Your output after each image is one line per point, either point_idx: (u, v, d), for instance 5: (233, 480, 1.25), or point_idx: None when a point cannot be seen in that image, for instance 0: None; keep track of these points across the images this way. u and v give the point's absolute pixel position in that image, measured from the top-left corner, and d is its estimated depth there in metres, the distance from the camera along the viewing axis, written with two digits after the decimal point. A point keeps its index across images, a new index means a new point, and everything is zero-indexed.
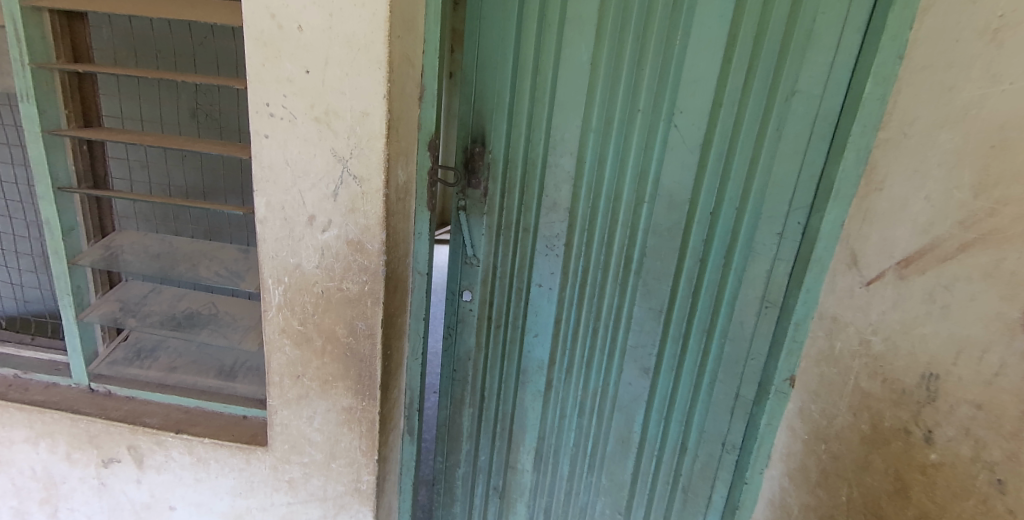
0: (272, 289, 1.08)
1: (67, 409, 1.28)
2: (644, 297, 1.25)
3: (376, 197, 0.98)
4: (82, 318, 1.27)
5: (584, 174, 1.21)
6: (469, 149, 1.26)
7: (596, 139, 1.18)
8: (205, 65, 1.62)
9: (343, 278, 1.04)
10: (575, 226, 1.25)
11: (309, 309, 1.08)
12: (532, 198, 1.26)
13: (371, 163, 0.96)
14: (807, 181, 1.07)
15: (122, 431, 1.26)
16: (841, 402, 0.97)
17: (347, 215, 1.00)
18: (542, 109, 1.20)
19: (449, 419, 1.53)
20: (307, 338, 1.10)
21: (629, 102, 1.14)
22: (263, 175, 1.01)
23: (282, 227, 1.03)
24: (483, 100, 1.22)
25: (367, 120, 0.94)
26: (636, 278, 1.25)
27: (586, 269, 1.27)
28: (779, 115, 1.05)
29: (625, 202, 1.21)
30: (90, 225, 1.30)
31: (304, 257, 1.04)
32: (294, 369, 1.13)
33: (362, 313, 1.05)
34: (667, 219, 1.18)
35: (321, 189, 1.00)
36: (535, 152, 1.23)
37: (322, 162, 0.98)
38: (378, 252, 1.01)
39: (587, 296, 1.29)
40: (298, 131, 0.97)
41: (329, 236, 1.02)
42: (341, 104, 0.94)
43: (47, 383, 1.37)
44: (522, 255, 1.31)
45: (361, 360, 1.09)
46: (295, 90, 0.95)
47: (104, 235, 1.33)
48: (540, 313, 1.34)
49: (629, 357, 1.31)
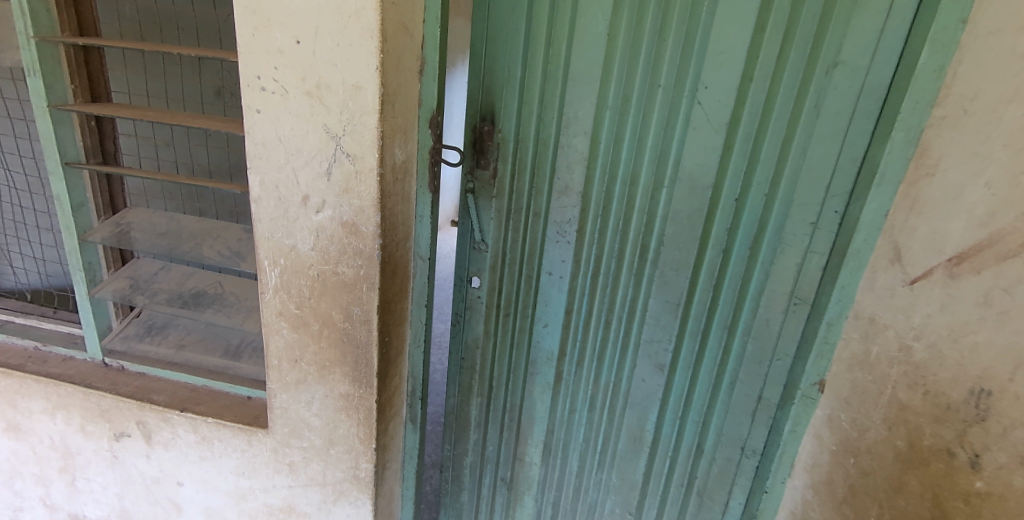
0: (268, 271, 1.05)
1: (80, 383, 1.30)
2: (661, 289, 1.17)
3: (370, 177, 0.92)
4: (93, 294, 1.28)
5: (599, 155, 1.13)
6: (477, 128, 1.19)
7: (613, 117, 1.09)
8: (208, 39, 1.60)
9: (338, 261, 1.00)
10: (589, 211, 1.17)
11: (305, 292, 1.04)
12: (544, 181, 1.19)
13: (364, 141, 0.91)
14: (848, 165, 0.95)
15: (130, 407, 1.26)
16: (874, 413, 0.87)
17: (341, 196, 0.95)
18: (556, 85, 1.11)
19: (457, 407, 1.49)
20: (304, 321, 1.06)
21: (650, 77, 1.04)
22: (256, 153, 0.97)
23: (276, 207, 1.00)
24: (493, 75, 1.15)
25: (360, 94, 0.88)
26: (653, 268, 1.16)
27: (599, 257, 1.20)
28: (817, 92, 0.94)
29: (643, 187, 1.12)
30: (101, 202, 1.32)
31: (299, 238, 1.00)
32: (292, 353, 1.10)
33: (357, 298, 1.01)
34: (689, 204, 1.09)
35: (314, 167, 0.95)
36: (548, 131, 1.15)
37: (315, 140, 0.93)
38: (373, 235, 0.96)
39: (600, 286, 1.22)
40: (290, 106, 0.92)
41: (323, 217, 0.98)
42: (333, 78, 0.89)
43: (65, 357, 1.40)
44: (532, 241, 1.24)
45: (358, 346, 1.05)
46: (286, 62, 0.90)
47: (115, 212, 1.35)
48: (550, 302, 1.28)
49: (643, 351, 1.23)
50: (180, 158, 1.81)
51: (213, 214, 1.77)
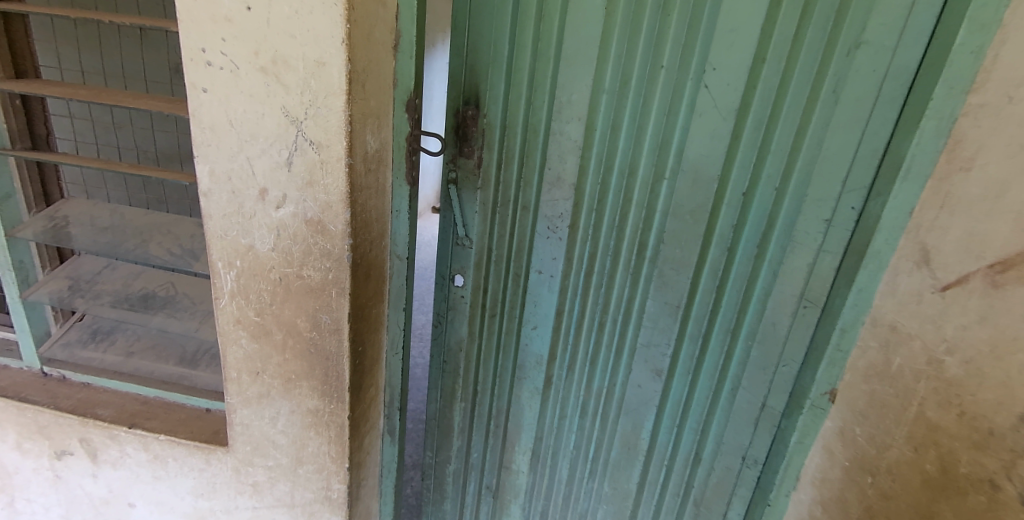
0: (223, 273, 0.93)
1: (14, 397, 1.15)
2: (659, 290, 1.08)
3: (337, 168, 0.81)
4: (26, 297, 1.13)
5: (594, 143, 1.03)
6: (460, 113, 1.08)
7: (610, 102, 0.99)
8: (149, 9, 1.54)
9: (302, 264, 0.88)
10: (582, 205, 1.08)
11: (266, 298, 0.92)
12: (533, 171, 1.08)
13: (330, 126, 0.79)
14: (867, 157, 0.86)
15: (72, 424, 1.13)
16: (896, 430, 0.78)
17: (305, 189, 0.83)
18: (547, 65, 1.01)
19: (439, 413, 1.40)
20: (266, 330, 0.95)
21: (651, 57, 0.94)
22: (203, 138, 0.84)
23: (229, 201, 0.87)
24: (478, 54, 1.03)
25: (323, 71, 0.77)
26: (652, 266, 1.08)
27: (593, 255, 1.10)
28: (836, 75, 0.85)
29: (642, 179, 1.02)
30: (31, 193, 1.17)
31: (257, 237, 0.88)
32: (252, 365, 0.98)
33: (326, 305, 0.90)
34: (693, 198, 1.00)
35: (273, 156, 0.83)
36: (537, 117, 1.05)
37: (272, 124, 0.81)
38: (343, 234, 0.85)
39: (594, 286, 1.13)
40: (243, 85, 0.80)
41: (284, 213, 0.86)
42: (291, 51, 0.77)
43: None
44: (520, 237, 1.14)
45: (328, 358, 0.94)
46: (236, 33, 0.77)
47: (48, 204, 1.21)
48: (540, 302, 1.18)
49: (639, 356, 1.15)
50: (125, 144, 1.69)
51: (166, 205, 1.63)
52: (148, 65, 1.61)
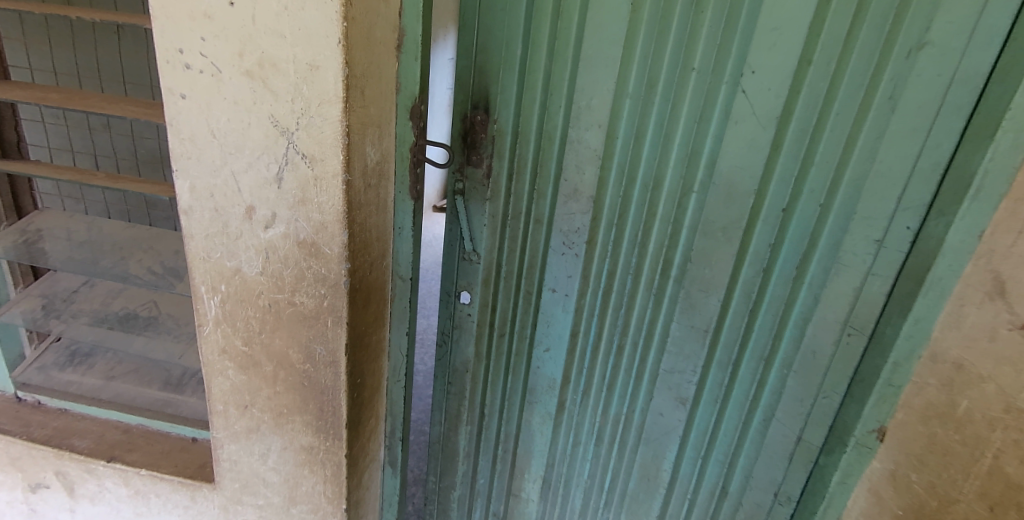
0: (206, 299, 0.83)
1: None
2: (686, 313, 0.99)
3: (334, 185, 0.72)
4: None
5: (615, 152, 0.93)
6: (468, 117, 0.99)
7: (634, 108, 0.90)
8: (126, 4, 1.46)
9: (294, 290, 0.79)
10: (601, 219, 0.98)
11: (254, 326, 0.83)
12: (547, 182, 0.99)
13: (325, 139, 0.70)
14: (926, 172, 0.78)
15: (49, 456, 1.04)
16: (964, 483, 0.70)
17: (296, 208, 0.74)
18: (564, 66, 0.91)
19: (443, 437, 1.31)
20: (255, 362, 0.85)
21: (682, 58, 0.85)
22: (182, 150, 0.74)
23: (212, 220, 0.77)
24: (489, 53, 0.94)
25: (317, 76, 0.68)
26: (677, 286, 0.98)
27: (612, 273, 1.01)
28: (893, 80, 0.76)
29: (668, 192, 0.93)
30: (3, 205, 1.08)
31: (244, 260, 0.79)
32: (240, 397, 0.89)
33: (320, 335, 0.81)
34: (726, 215, 0.91)
35: (260, 171, 0.73)
36: (553, 123, 0.95)
37: (260, 134, 0.72)
38: (339, 258, 0.76)
39: (612, 307, 1.04)
40: (226, 91, 0.70)
41: (273, 234, 0.77)
42: (280, 53, 0.68)
43: None
44: (532, 253, 1.05)
45: (322, 392, 0.84)
46: (219, 32, 0.68)
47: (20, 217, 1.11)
48: (553, 322, 1.09)
49: (661, 383, 1.06)
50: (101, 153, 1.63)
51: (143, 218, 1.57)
52: (125, 64, 1.51)
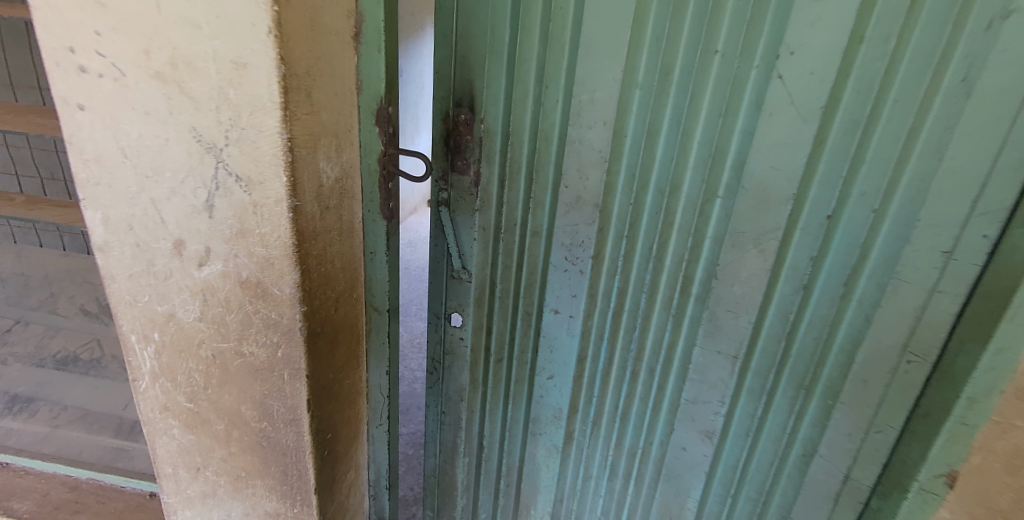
0: (138, 350, 0.68)
1: None
2: (711, 337, 0.85)
3: (277, 213, 0.58)
4: None
5: (623, 153, 0.79)
6: (450, 117, 0.84)
7: (645, 100, 0.75)
8: None
9: (241, 338, 0.65)
10: (608, 231, 0.84)
11: (198, 380, 0.69)
12: (544, 189, 0.84)
13: (262, 156, 0.56)
14: (1009, 170, 0.63)
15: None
16: None
17: (234, 241, 0.60)
18: (560, 53, 0.77)
19: (438, 469, 1.17)
20: (203, 420, 0.71)
21: (702, 38, 0.70)
22: (88, 175, 0.60)
23: (135, 257, 0.63)
24: (472, 40, 0.79)
25: (245, 77, 0.53)
26: (700, 306, 0.84)
27: (622, 293, 0.87)
28: (968, 57, 0.61)
29: (687, 198, 0.78)
30: None
31: (178, 304, 0.65)
32: (190, 459, 0.74)
33: (276, 390, 0.67)
34: (758, 223, 0.76)
35: (187, 197, 0.59)
36: (550, 120, 0.80)
37: (181, 152, 0.57)
38: (292, 300, 0.62)
39: (624, 330, 0.89)
40: (134, 99, 0.56)
41: (210, 273, 0.62)
42: (196, 48, 0.53)
43: None
44: (530, 270, 0.90)
45: (285, 454, 0.71)
46: (117, 25, 0.53)
47: None
48: (556, 348, 0.95)
49: (682, 414, 0.92)
50: (26, 173, 1.50)
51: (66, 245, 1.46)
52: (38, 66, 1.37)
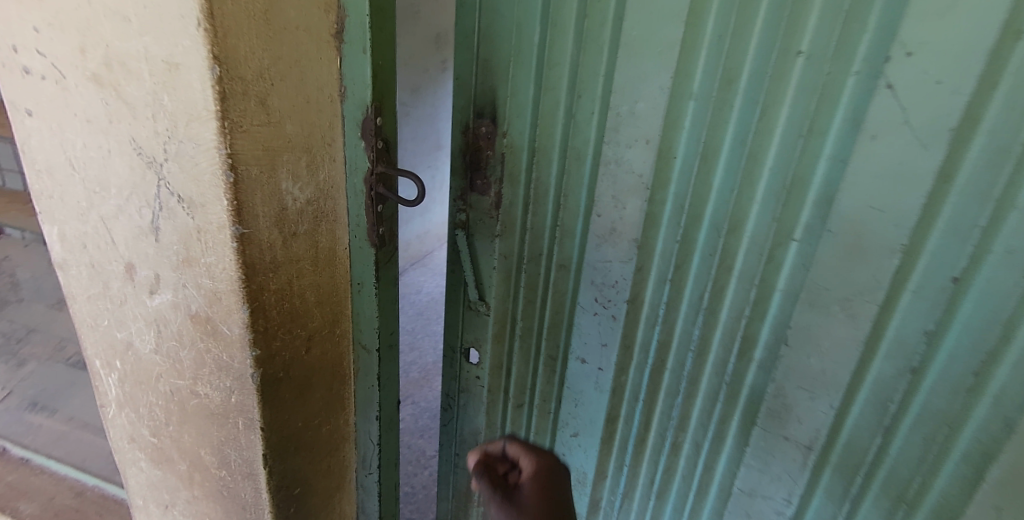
0: (104, 376, 0.63)
1: None
2: (776, 417, 0.66)
3: (221, 241, 0.49)
4: None
5: (670, 179, 0.63)
6: (469, 129, 0.72)
7: (700, 115, 0.59)
8: None
9: (195, 378, 0.57)
10: (648, 272, 0.68)
11: (160, 416, 0.62)
12: (574, 217, 0.70)
13: (201, 174, 0.47)
14: None
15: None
16: None
17: (182, 270, 0.52)
18: (597, 54, 0.62)
19: None
20: (167, 457, 0.64)
21: (780, 33, 0.53)
22: (42, 187, 0.55)
23: (91, 279, 0.57)
24: (495, 40, 0.67)
25: (178, 80, 0.44)
26: (764, 376, 0.65)
27: (663, 347, 0.70)
28: None
29: (751, 240, 0.60)
30: None
31: (134, 333, 0.58)
32: (159, 495, 0.68)
33: (232, 439, 0.58)
34: (849, 279, 0.57)
35: (132, 217, 0.52)
36: (582, 137, 0.66)
37: (124, 166, 0.50)
38: (242, 341, 0.53)
39: (666, 393, 0.73)
40: (76, 105, 0.49)
41: (161, 303, 0.55)
42: (129, 45, 0.45)
43: None
44: (555, 311, 0.76)
45: (246, 509, 0.62)
46: (50, 19, 0.46)
47: None
48: (583, 403, 0.80)
49: (736, 505, 0.74)
50: None
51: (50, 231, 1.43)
52: None
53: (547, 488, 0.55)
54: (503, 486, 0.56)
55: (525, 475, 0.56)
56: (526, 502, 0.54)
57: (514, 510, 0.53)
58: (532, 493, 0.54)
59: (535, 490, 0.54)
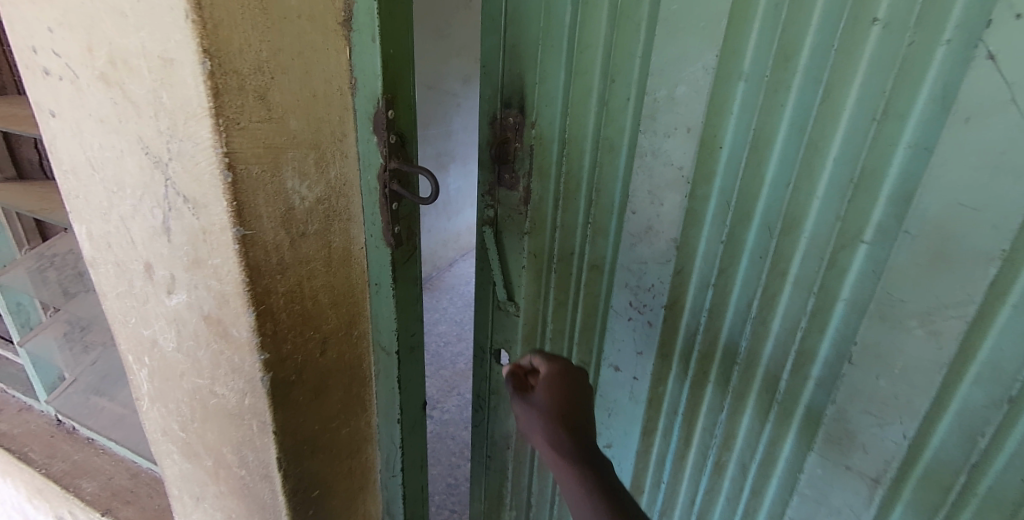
0: (137, 371, 0.64)
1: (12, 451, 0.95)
2: (837, 445, 0.58)
3: (223, 243, 0.47)
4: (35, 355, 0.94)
5: (715, 173, 0.56)
6: (497, 119, 0.68)
7: (750, 99, 0.51)
8: None
9: (213, 378, 0.56)
10: (689, 275, 0.61)
11: (186, 412, 0.62)
12: (608, 213, 0.64)
13: (202, 173, 0.46)
14: None
15: (17, 491, 1.00)
16: None
17: (192, 270, 0.51)
18: (634, 34, 0.56)
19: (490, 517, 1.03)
20: (195, 451, 0.65)
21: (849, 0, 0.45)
22: (69, 187, 0.55)
23: (118, 277, 0.58)
24: (523, 23, 0.62)
25: (174, 77, 0.43)
26: (822, 397, 0.57)
27: (706, 359, 0.63)
28: None
29: (810, 242, 0.52)
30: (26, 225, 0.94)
31: (158, 331, 0.58)
32: (191, 487, 0.69)
33: (249, 440, 0.57)
34: (929, 291, 0.48)
35: (146, 217, 0.51)
36: (617, 126, 0.60)
37: (135, 166, 0.49)
38: (251, 345, 0.51)
39: (709, 408, 0.66)
40: (90, 104, 0.49)
41: (178, 303, 0.54)
42: (129, 42, 0.44)
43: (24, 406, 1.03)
44: (588, 314, 0.71)
45: (265, 508, 0.62)
46: (61, 19, 0.46)
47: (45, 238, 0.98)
48: (618, 413, 0.74)
49: None
50: None
51: None
52: None
53: (563, 387, 0.51)
54: (525, 387, 0.53)
55: (541, 375, 0.52)
56: (540, 398, 0.51)
57: (529, 406, 0.51)
58: (547, 391, 0.51)
59: (551, 380, 0.51)
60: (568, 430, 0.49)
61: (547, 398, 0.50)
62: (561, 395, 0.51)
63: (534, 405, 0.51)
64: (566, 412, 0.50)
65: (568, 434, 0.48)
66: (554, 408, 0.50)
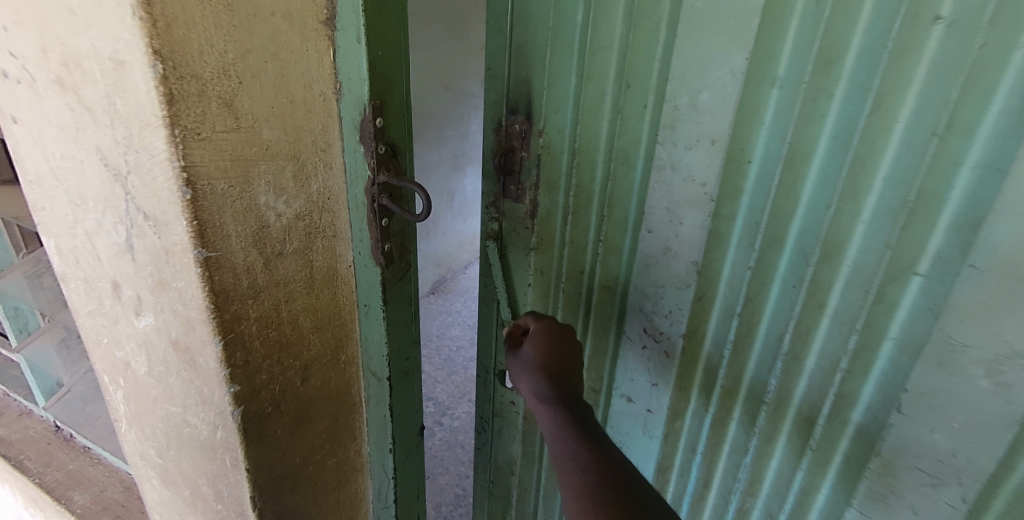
0: (113, 392, 0.60)
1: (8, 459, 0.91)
2: (881, 502, 0.50)
3: (186, 266, 0.43)
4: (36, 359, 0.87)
5: (743, 190, 0.49)
6: (502, 126, 0.62)
7: (785, 108, 0.45)
8: None
9: (185, 406, 0.52)
10: (711, 302, 0.54)
11: (162, 439, 0.58)
12: (620, 231, 0.58)
13: (160, 189, 0.41)
14: None
15: (14, 499, 0.96)
16: None
17: (157, 293, 0.47)
18: (652, 33, 0.49)
19: None
20: (172, 479, 0.61)
21: None
22: (36, 198, 0.51)
23: (88, 294, 0.53)
24: (531, 21, 0.56)
25: (126, 83, 0.38)
26: (862, 447, 0.50)
27: (729, 395, 0.57)
28: None
29: (853, 272, 0.45)
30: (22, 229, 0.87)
31: (130, 353, 0.54)
32: (171, 514, 0.65)
33: (222, 474, 0.53)
34: (996, 335, 0.41)
35: (110, 233, 0.47)
36: (632, 135, 0.54)
37: (96, 179, 0.45)
38: (219, 376, 0.47)
39: (732, 448, 0.59)
40: (48, 110, 0.45)
41: (146, 325, 0.50)
42: (81, 44, 0.39)
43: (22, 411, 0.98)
44: (598, 338, 0.65)
45: None
46: (14, 17, 0.42)
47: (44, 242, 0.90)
48: (630, 446, 0.68)
49: None
50: None
51: None
52: None
53: (549, 340, 0.53)
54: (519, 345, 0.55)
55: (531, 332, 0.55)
56: (527, 351, 0.53)
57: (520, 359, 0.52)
58: (535, 346, 0.52)
59: (539, 334, 0.53)
60: (552, 379, 0.50)
61: (534, 350, 0.52)
62: (548, 347, 0.52)
63: (522, 358, 0.52)
64: (553, 362, 0.51)
65: (549, 382, 0.49)
66: (540, 360, 0.51)
